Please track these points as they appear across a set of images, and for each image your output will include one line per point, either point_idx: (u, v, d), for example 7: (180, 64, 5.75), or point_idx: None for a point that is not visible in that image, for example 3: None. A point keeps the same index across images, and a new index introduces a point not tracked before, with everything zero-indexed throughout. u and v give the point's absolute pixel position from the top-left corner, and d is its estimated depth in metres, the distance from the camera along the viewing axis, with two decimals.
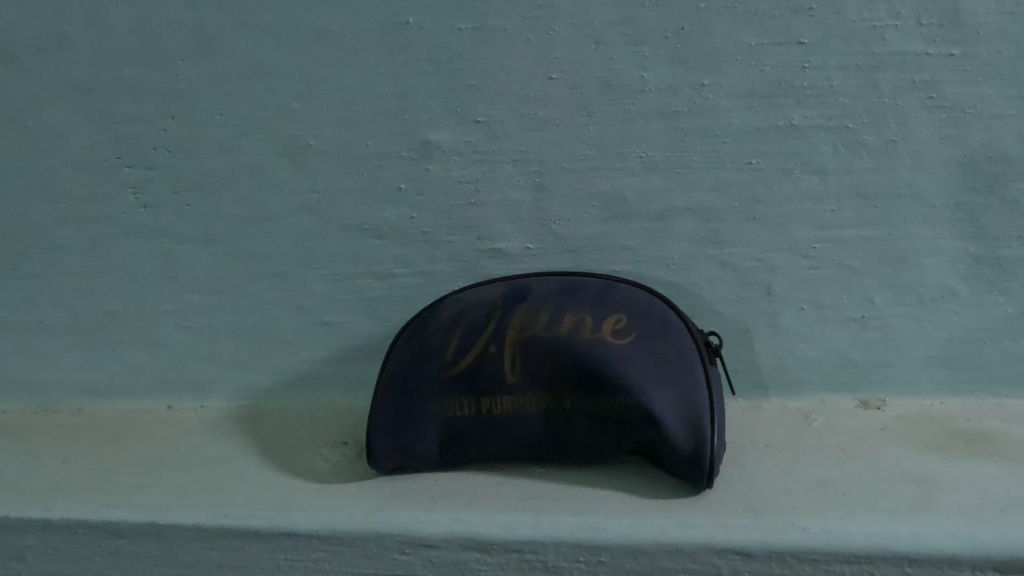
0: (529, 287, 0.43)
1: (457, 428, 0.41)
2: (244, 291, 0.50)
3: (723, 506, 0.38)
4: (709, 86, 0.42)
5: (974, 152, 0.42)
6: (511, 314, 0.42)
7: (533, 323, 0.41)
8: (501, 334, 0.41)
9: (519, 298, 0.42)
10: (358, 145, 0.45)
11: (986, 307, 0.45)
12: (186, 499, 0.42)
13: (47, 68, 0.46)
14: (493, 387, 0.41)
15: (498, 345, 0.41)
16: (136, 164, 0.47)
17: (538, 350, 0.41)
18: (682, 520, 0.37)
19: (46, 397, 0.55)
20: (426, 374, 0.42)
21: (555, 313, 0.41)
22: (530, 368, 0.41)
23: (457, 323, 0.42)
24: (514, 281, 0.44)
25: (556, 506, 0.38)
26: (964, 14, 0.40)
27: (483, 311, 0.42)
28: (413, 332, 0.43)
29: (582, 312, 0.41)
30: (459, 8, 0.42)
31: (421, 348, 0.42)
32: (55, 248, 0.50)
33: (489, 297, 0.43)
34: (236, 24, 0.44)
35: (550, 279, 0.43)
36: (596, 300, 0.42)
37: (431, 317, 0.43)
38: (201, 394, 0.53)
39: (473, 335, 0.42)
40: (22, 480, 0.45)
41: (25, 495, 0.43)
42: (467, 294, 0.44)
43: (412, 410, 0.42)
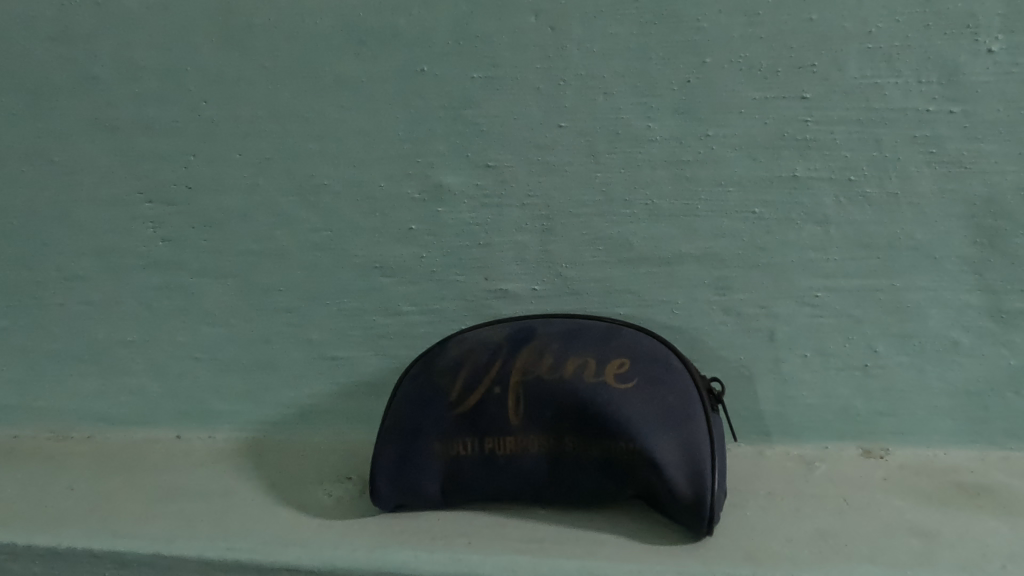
0: (534, 329, 0.44)
1: (460, 467, 0.42)
2: (255, 325, 0.51)
3: (721, 554, 0.38)
4: (714, 137, 0.43)
5: (975, 206, 0.42)
6: (515, 355, 0.42)
7: (537, 365, 0.42)
8: (505, 375, 0.42)
9: (525, 339, 0.43)
10: (371, 187, 0.47)
11: (989, 359, 0.45)
12: (189, 532, 0.42)
13: (76, 106, 0.48)
14: (496, 428, 0.42)
15: (502, 386, 0.42)
16: (157, 199, 0.49)
17: (541, 392, 0.41)
18: (681, 567, 0.37)
19: (57, 424, 0.55)
20: (431, 413, 0.42)
21: (559, 355, 0.42)
22: (534, 409, 0.41)
23: (462, 362, 0.43)
24: (520, 322, 0.44)
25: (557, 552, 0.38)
26: (964, 73, 0.40)
27: (488, 351, 0.43)
28: (418, 370, 0.44)
29: (586, 355, 0.42)
30: (471, 57, 0.43)
31: (426, 386, 0.43)
32: (74, 278, 0.51)
33: (494, 337, 0.43)
34: (257, 68, 0.45)
35: (555, 321, 0.44)
36: (600, 343, 0.42)
37: (437, 355, 0.44)
38: (209, 425, 0.54)
39: (478, 375, 0.42)
40: (29, 509, 0.46)
41: (33, 523, 0.44)
42: (474, 333, 0.44)
43: (415, 448, 0.42)
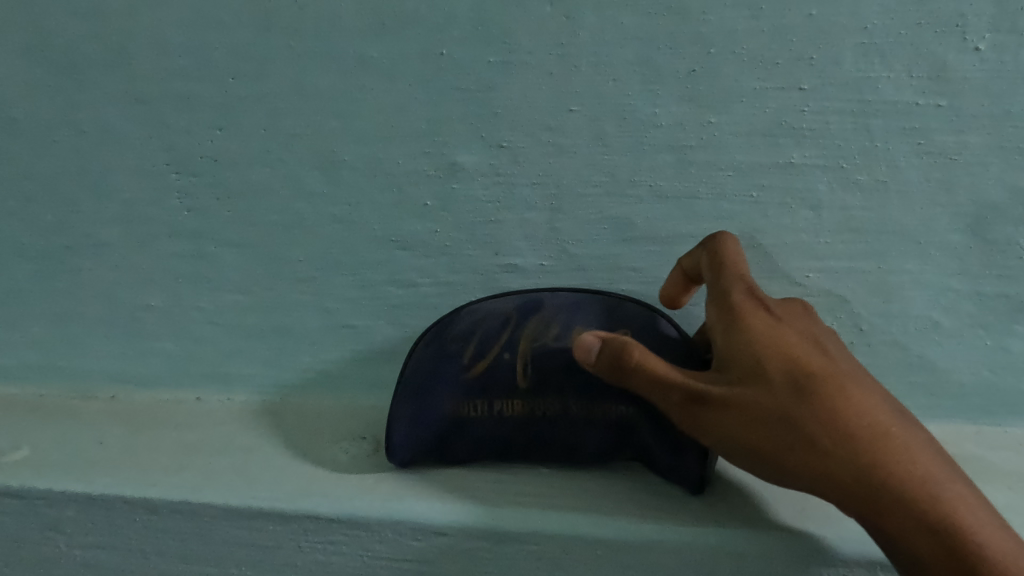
0: (544, 298, 0.46)
1: (472, 426, 0.45)
2: (275, 293, 0.53)
3: (708, 513, 0.42)
4: (716, 124, 0.45)
5: (958, 195, 0.45)
6: (525, 324, 0.45)
7: (544, 334, 0.45)
8: (514, 343, 0.45)
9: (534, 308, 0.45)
10: (390, 163, 0.49)
11: (967, 338, 0.49)
12: (215, 482, 0.45)
13: (107, 79, 0.50)
14: (506, 391, 0.45)
15: (512, 353, 0.45)
16: (184, 170, 0.51)
17: (548, 359, 0.45)
18: (671, 523, 0.41)
19: (82, 384, 0.58)
20: (445, 375, 0.46)
21: (566, 326, 0.45)
22: (542, 374, 0.45)
23: (475, 329, 0.45)
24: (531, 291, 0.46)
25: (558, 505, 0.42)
26: (952, 69, 0.43)
27: (499, 320, 0.45)
28: (432, 335, 0.46)
29: (591, 325, 0.45)
30: (488, 41, 0.46)
31: (440, 351, 0.46)
32: (102, 244, 0.54)
33: (506, 307, 0.46)
34: (282, 47, 0.47)
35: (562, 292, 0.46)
36: (602, 315, 0.45)
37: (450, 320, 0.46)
38: (229, 387, 0.57)
39: (490, 342, 0.45)
40: (63, 462, 0.49)
41: (68, 475, 0.47)
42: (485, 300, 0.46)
43: (431, 407, 0.46)
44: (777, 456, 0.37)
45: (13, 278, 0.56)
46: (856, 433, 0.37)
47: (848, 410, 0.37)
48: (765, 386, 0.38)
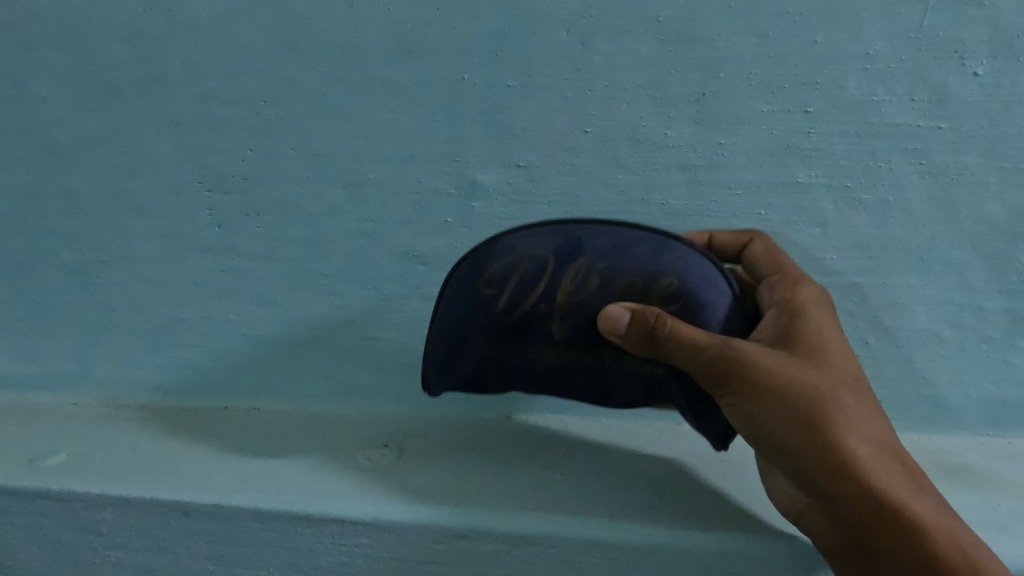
0: (581, 241, 0.43)
1: (507, 372, 0.48)
2: (300, 306, 0.56)
3: (710, 520, 0.45)
4: (725, 145, 0.48)
5: (960, 213, 0.47)
6: (562, 275, 0.44)
7: (584, 287, 0.44)
8: (552, 295, 0.45)
9: (572, 257, 0.43)
10: (412, 182, 0.51)
11: (971, 352, 0.51)
12: (245, 486, 0.48)
13: (145, 102, 0.52)
14: (540, 335, 0.46)
15: (549, 305, 0.45)
16: (215, 189, 0.54)
17: (585, 310, 0.44)
18: (676, 530, 0.44)
19: (115, 392, 0.61)
20: (479, 323, 0.46)
21: (607, 275, 0.43)
22: (577, 324, 0.45)
23: (510, 279, 0.44)
24: (568, 230, 0.43)
25: (568, 506, 0.46)
26: (951, 93, 0.45)
27: (534, 266, 0.44)
28: (463, 272, 0.45)
29: (632, 275, 0.43)
30: (507, 67, 0.48)
31: (473, 300, 0.45)
32: (137, 259, 0.56)
33: (540, 253, 0.44)
34: (312, 72, 0.50)
35: (601, 236, 0.42)
36: (647, 260, 0.43)
37: (482, 264, 0.44)
38: (256, 397, 0.59)
39: (526, 289, 0.45)
40: (101, 465, 0.51)
41: (105, 478, 0.49)
42: (516, 238, 0.43)
43: (466, 350, 0.47)
44: (803, 432, 0.40)
45: (51, 291, 0.58)
46: (869, 438, 0.41)
47: (869, 418, 0.42)
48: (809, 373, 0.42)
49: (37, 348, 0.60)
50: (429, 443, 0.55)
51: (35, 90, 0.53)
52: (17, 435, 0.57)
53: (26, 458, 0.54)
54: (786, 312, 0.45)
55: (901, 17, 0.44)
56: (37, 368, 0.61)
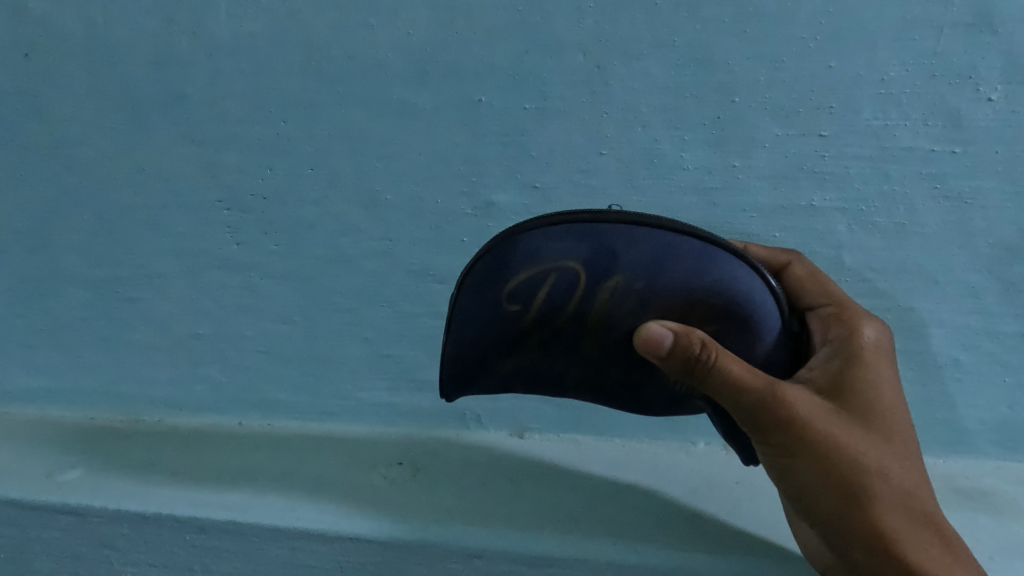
0: (617, 253, 0.40)
1: (532, 380, 0.46)
2: (317, 324, 0.56)
3: (720, 543, 0.48)
4: (739, 168, 0.48)
5: (975, 236, 0.48)
6: (595, 291, 0.41)
7: (621, 303, 0.41)
8: (583, 313, 0.41)
9: (608, 271, 0.40)
10: (429, 202, 0.52)
11: (987, 375, 0.51)
12: (260, 502, 0.51)
13: (167, 121, 0.52)
14: (569, 348, 0.43)
15: (579, 322, 0.42)
16: (235, 208, 0.54)
17: (620, 324, 0.41)
18: (682, 552, 0.47)
19: (132, 408, 0.62)
20: (501, 337, 0.43)
21: (645, 291, 0.40)
22: (611, 337, 0.42)
23: (538, 293, 0.41)
24: (602, 240, 0.40)
25: (569, 527, 0.49)
26: (965, 118, 0.45)
27: (566, 280, 0.40)
28: (484, 282, 0.42)
29: (672, 294, 0.41)
30: (525, 90, 0.48)
31: (492, 312, 0.42)
32: (154, 276, 0.57)
33: (573, 266, 0.40)
34: (333, 93, 0.50)
35: (640, 245, 0.40)
36: (688, 273, 0.40)
37: (506, 273, 0.41)
38: (271, 413, 0.60)
39: (555, 304, 0.41)
40: (123, 481, 0.54)
41: (128, 495, 0.52)
42: (545, 244, 0.40)
43: (489, 362, 0.44)
44: (838, 488, 0.41)
45: (68, 307, 0.59)
46: (901, 499, 0.42)
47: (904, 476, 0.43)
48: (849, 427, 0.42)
49: (56, 364, 0.61)
50: (440, 460, 0.56)
51: (58, 108, 0.53)
52: (39, 447, 0.59)
53: (48, 471, 0.55)
54: (841, 356, 0.45)
55: (915, 43, 0.44)
56: (56, 383, 0.62)
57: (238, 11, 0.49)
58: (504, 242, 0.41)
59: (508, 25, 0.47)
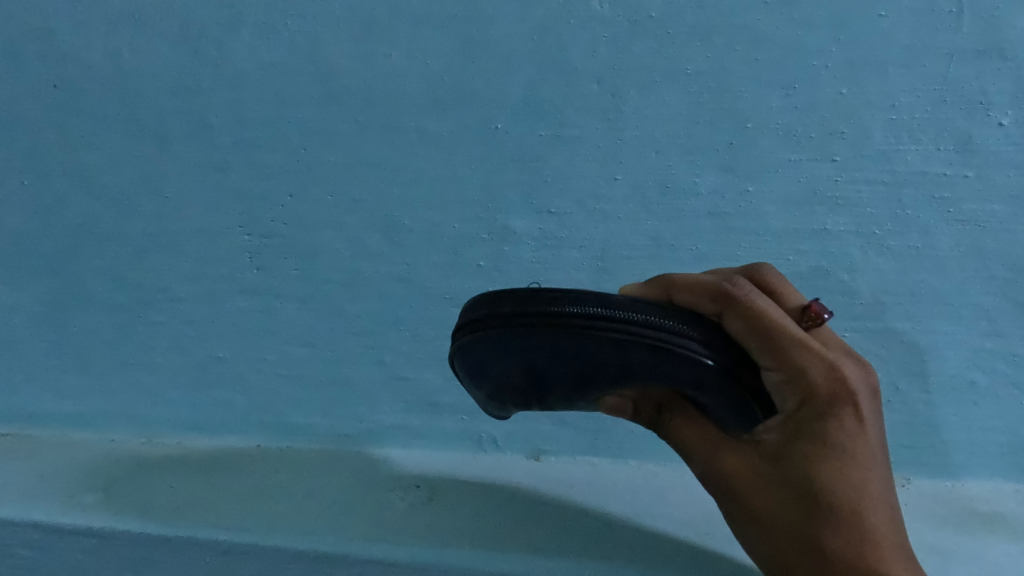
0: (538, 356, 0.39)
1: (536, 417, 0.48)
2: (335, 347, 0.57)
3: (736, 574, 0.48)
4: (753, 192, 0.49)
5: (987, 259, 0.48)
6: (545, 375, 0.41)
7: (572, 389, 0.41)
8: (553, 386, 0.42)
9: (542, 370, 0.39)
10: (446, 227, 0.52)
11: (1004, 399, 0.52)
12: (281, 526, 0.52)
13: (188, 149, 0.53)
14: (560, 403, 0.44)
15: (558, 391, 0.42)
16: (255, 233, 0.54)
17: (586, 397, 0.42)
18: None
19: (151, 430, 0.63)
20: (490, 405, 0.45)
21: (586, 372, 0.39)
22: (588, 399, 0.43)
23: (510, 386, 0.42)
24: (516, 347, 0.38)
25: (590, 552, 0.49)
26: (977, 143, 0.46)
27: (515, 378, 0.41)
28: (464, 375, 0.44)
29: (607, 367, 0.39)
30: (540, 117, 0.49)
31: (482, 389, 0.44)
32: (176, 300, 0.58)
33: (512, 368, 0.40)
34: (352, 121, 0.51)
35: (561, 353, 0.38)
36: (610, 356, 0.38)
37: (465, 369, 0.42)
38: (291, 434, 0.62)
39: (528, 386, 0.42)
40: (144, 505, 0.54)
41: (150, 519, 0.53)
42: (480, 355, 0.40)
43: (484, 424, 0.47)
44: None
45: (92, 330, 0.60)
46: None
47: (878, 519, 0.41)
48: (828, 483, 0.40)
49: (79, 385, 0.62)
50: (458, 484, 0.56)
51: (79, 136, 0.53)
52: (62, 468, 0.60)
53: (69, 495, 0.56)
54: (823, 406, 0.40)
55: (924, 69, 0.45)
56: (78, 406, 0.63)
57: (259, 41, 0.49)
58: (453, 352, 0.42)
59: (523, 54, 0.48)
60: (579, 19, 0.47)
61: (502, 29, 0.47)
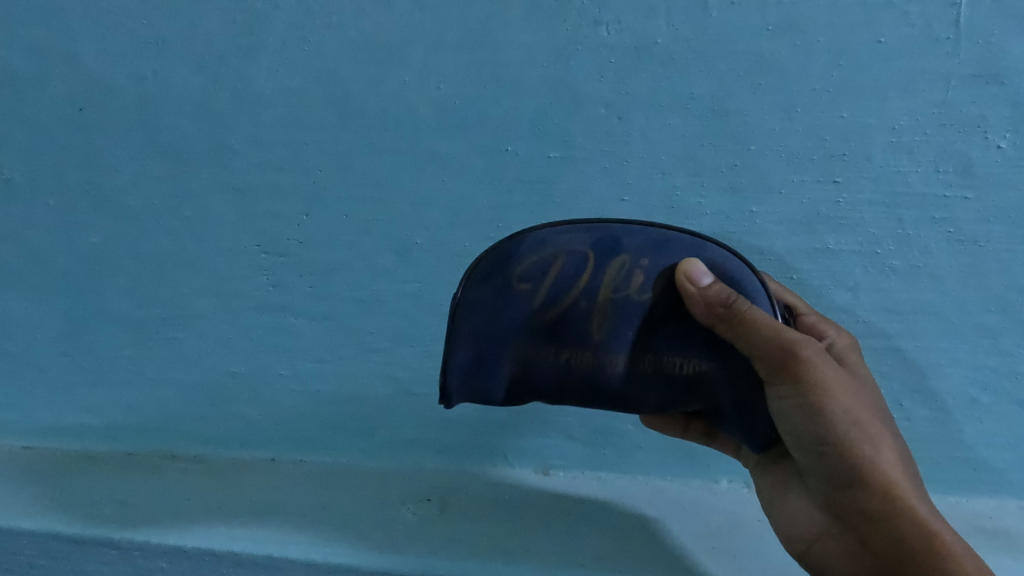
0: (619, 240, 0.43)
1: (532, 377, 0.46)
2: (349, 363, 0.58)
3: None
4: (757, 213, 0.50)
5: (987, 278, 0.50)
6: (605, 268, 0.43)
7: (627, 285, 0.44)
8: (593, 292, 0.44)
9: (612, 250, 0.43)
10: (458, 246, 0.54)
11: (1006, 415, 0.53)
12: (294, 538, 0.55)
13: (208, 170, 0.54)
14: (578, 338, 0.45)
15: (590, 302, 0.44)
16: (271, 251, 0.56)
17: (627, 311, 0.44)
18: None
19: (167, 444, 0.65)
20: (508, 319, 0.45)
21: (651, 269, 0.43)
22: (615, 324, 0.44)
23: (549, 272, 0.44)
24: (605, 230, 0.43)
25: (589, 566, 0.52)
26: (976, 164, 0.47)
27: (573, 261, 0.44)
28: (490, 274, 0.45)
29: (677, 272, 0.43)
30: (550, 139, 0.50)
31: (503, 298, 0.45)
32: (193, 317, 0.59)
33: (581, 248, 0.44)
34: (366, 143, 0.52)
35: (639, 233, 0.43)
36: (689, 260, 0.43)
37: (513, 259, 0.44)
38: (305, 449, 0.63)
39: (562, 288, 0.44)
40: (171, 516, 0.58)
41: (177, 532, 0.57)
42: (551, 236, 0.44)
43: (492, 350, 0.46)
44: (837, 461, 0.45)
45: (111, 346, 0.61)
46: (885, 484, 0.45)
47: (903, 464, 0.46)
48: (859, 406, 0.45)
49: (97, 399, 0.64)
50: (469, 497, 0.59)
51: (104, 158, 0.55)
52: (85, 481, 0.63)
53: (102, 506, 0.60)
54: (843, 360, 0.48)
55: (923, 93, 0.46)
56: (95, 419, 0.65)
57: (275, 66, 0.51)
58: (511, 237, 0.45)
59: (533, 78, 0.49)
60: (586, 45, 0.48)
61: (512, 54, 0.49)
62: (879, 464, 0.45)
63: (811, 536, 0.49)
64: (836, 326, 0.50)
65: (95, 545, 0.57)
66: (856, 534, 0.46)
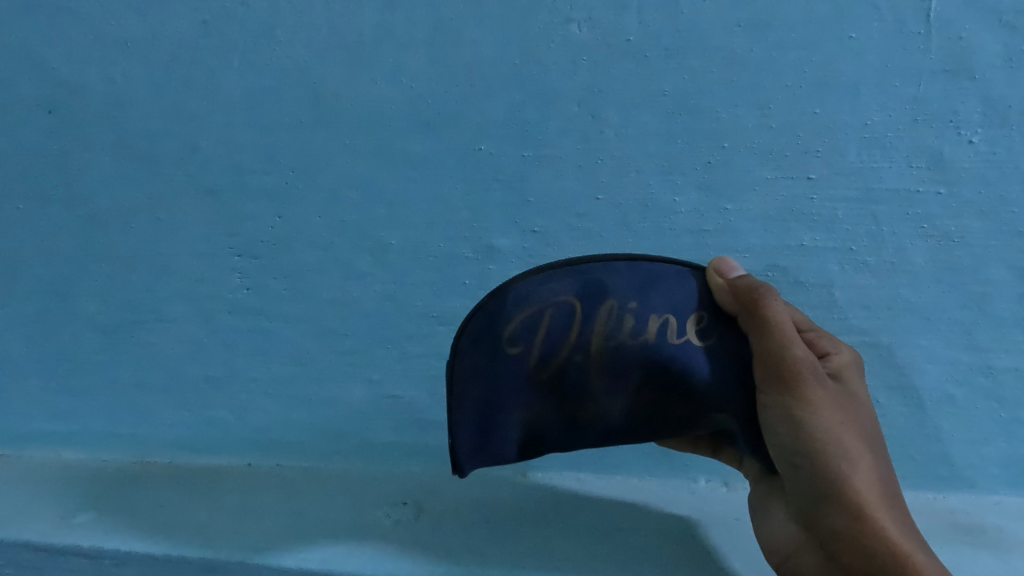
0: (605, 283, 0.44)
1: (541, 430, 0.46)
2: (324, 365, 0.58)
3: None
4: (731, 210, 0.50)
5: (962, 274, 0.50)
6: (594, 315, 0.44)
7: (619, 331, 0.44)
8: (585, 344, 0.44)
9: (598, 297, 0.44)
10: (432, 246, 0.53)
11: (983, 410, 0.53)
12: (269, 544, 0.55)
13: (179, 172, 0.54)
14: (580, 391, 0.45)
15: (584, 355, 0.44)
16: (245, 254, 0.55)
17: (625, 357, 0.44)
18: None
19: (144, 449, 0.64)
20: (508, 384, 0.45)
21: (639, 309, 0.44)
22: (616, 371, 0.44)
23: (538, 329, 0.44)
24: (586, 275, 0.44)
25: (564, 566, 0.52)
26: (949, 159, 0.47)
27: (562, 314, 0.44)
28: (484, 339, 0.45)
29: (663, 309, 0.44)
30: (522, 138, 0.50)
31: (497, 362, 0.44)
32: (166, 320, 0.58)
33: (568, 298, 0.44)
34: (338, 143, 0.51)
35: (623, 274, 0.44)
36: (672, 293, 0.44)
37: (502, 320, 0.44)
38: (282, 453, 0.62)
39: (555, 343, 0.44)
40: (145, 524, 0.58)
41: (148, 539, 0.56)
42: (534, 289, 0.44)
43: (497, 415, 0.45)
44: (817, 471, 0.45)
45: (84, 351, 0.60)
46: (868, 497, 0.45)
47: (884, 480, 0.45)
48: (845, 423, 0.45)
49: (71, 405, 0.63)
50: (445, 501, 0.58)
51: (73, 160, 0.54)
52: (58, 489, 0.62)
53: (74, 514, 0.59)
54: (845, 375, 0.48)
55: (896, 89, 0.46)
56: (71, 426, 0.64)
57: (246, 67, 0.50)
58: (495, 297, 0.45)
59: (506, 76, 0.48)
60: (558, 43, 0.47)
61: (483, 53, 0.48)
62: (855, 482, 0.44)
63: (787, 551, 0.49)
64: (837, 342, 0.48)
65: (65, 555, 0.56)
66: (828, 550, 0.45)
